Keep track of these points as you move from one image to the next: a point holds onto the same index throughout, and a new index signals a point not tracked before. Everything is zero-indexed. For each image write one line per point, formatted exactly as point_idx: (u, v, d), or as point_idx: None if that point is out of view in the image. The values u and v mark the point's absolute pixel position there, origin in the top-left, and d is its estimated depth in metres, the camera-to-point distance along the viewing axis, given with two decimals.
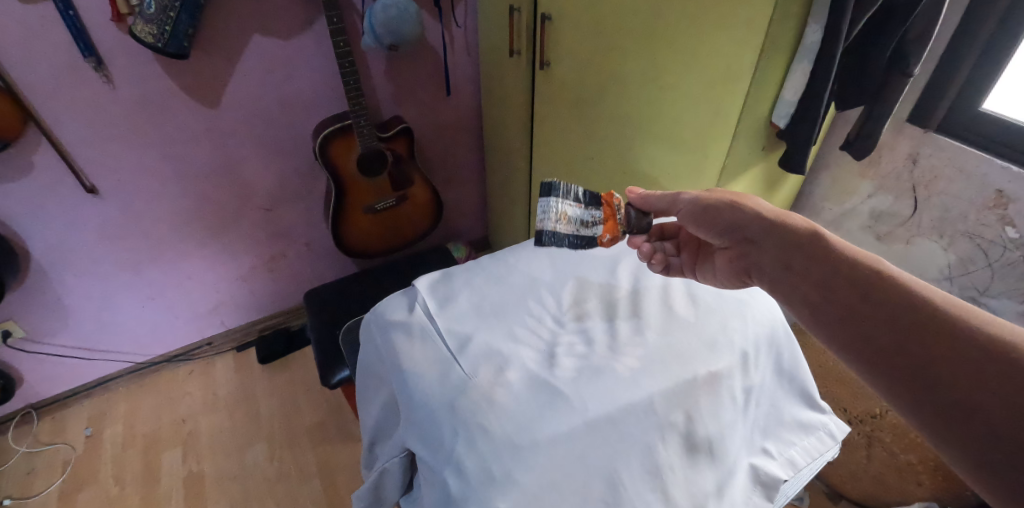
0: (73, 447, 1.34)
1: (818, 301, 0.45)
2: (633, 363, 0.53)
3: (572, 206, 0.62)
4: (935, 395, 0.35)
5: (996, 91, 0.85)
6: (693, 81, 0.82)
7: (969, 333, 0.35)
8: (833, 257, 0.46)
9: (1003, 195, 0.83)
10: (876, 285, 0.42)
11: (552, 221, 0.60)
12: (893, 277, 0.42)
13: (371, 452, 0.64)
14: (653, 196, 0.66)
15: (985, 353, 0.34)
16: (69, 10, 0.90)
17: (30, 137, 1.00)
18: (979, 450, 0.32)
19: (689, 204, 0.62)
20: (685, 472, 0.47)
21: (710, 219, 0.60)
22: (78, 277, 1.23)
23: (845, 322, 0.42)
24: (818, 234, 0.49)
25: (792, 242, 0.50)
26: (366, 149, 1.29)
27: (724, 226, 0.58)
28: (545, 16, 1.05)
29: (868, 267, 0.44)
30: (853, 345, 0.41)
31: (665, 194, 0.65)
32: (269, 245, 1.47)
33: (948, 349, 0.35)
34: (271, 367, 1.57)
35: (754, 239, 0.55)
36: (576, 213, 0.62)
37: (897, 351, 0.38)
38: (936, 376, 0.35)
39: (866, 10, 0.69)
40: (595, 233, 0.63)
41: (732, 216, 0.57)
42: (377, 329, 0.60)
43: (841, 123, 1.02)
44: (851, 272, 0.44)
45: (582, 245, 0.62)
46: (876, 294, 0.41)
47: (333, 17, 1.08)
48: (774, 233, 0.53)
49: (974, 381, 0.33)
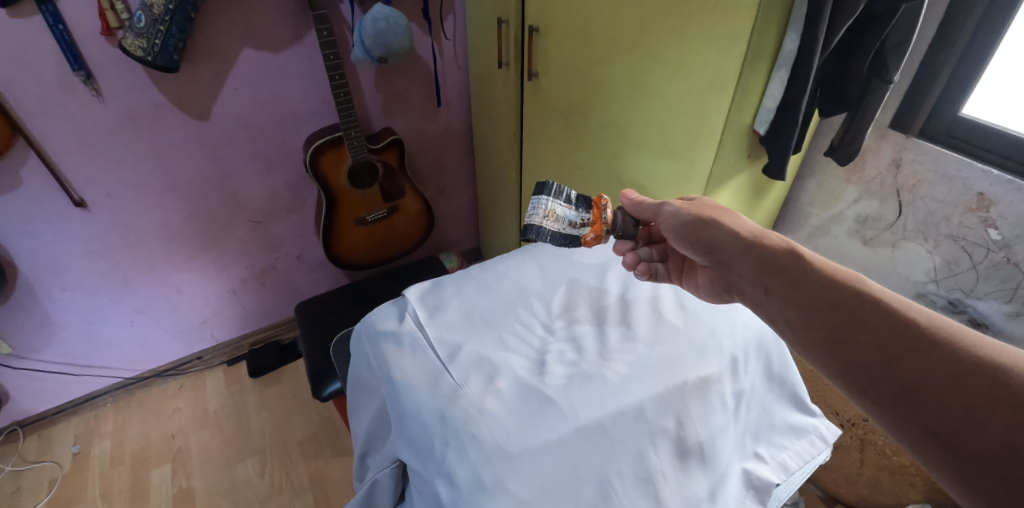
0: (60, 465, 1.32)
1: (803, 319, 0.46)
2: (622, 368, 0.53)
3: (562, 206, 0.65)
4: (924, 420, 0.35)
5: (973, 98, 0.87)
6: (679, 89, 0.83)
7: (957, 354, 0.36)
8: (814, 279, 0.47)
9: (985, 197, 0.85)
10: (855, 306, 0.43)
11: (540, 217, 0.63)
12: (873, 294, 0.43)
13: (362, 465, 0.63)
14: (642, 203, 0.67)
15: (977, 372, 0.34)
16: (59, 25, 0.91)
17: (19, 152, 1.00)
18: (973, 471, 0.32)
19: (671, 218, 0.63)
20: (677, 477, 0.47)
21: (691, 235, 0.60)
22: (66, 291, 1.22)
23: (829, 338, 0.43)
24: (797, 254, 0.50)
25: (769, 261, 0.51)
26: (356, 161, 1.30)
27: (703, 244, 0.59)
28: (533, 28, 1.07)
29: (850, 285, 0.44)
30: (839, 360, 0.42)
31: (651, 205, 0.66)
32: (260, 257, 1.46)
33: (932, 370, 0.36)
34: (263, 380, 1.55)
35: (729, 262, 0.56)
36: (566, 213, 0.65)
37: (879, 369, 0.39)
38: (924, 400, 0.36)
39: (841, 22, 0.70)
40: (580, 233, 0.65)
41: (710, 234, 0.58)
42: (366, 339, 0.60)
43: (825, 129, 1.04)
44: (835, 291, 0.45)
45: (565, 243, 0.64)
46: (858, 314, 0.42)
47: (323, 30, 1.09)
48: (751, 255, 0.53)
49: (962, 404, 0.34)
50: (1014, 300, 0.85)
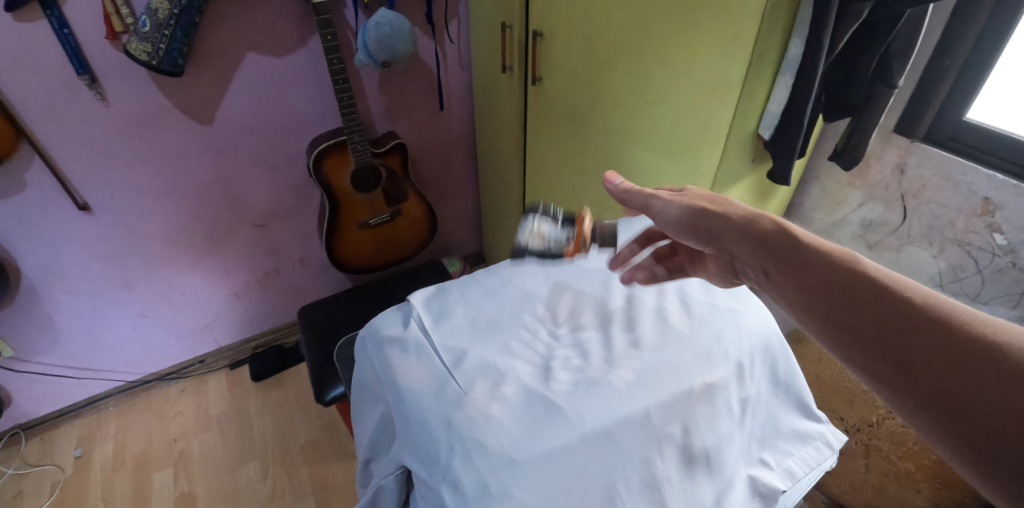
0: (61, 469, 1.32)
1: (801, 305, 0.43)
2: (628, 375, 0.53)
3: (548, 226, 0.70)
4: (940, 409, 0.32)
5: (978, 103, 0.87)
6: (684, 93, 0.83)
7: (972, 338, 0.33)
8: (810, 262, 0.44)
9: (990, 202, 0.85)
10: (852, 286, 0.40)
11: (526, 237, 0.70)
12: (871, 275, 0.40)
13: (366, 469, 0.62)
14: (632, 192, 0.63)
15: (978, 354, 0.32)
16: (64, 29, 0.91)
17: (23, 155, 1.00)
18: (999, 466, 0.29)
19: (665, 205, 0.59)
20: (684, 485, 0.47)
21: (690, 223, 0.57)
22: (69, 294, 1.22)
23: (829, 324, 0.40)
24: (799, 237, 0.47)
25: (763, 245, 0.49)
26: (359, 165, 1.30)
27: (700, 232, 0.56)
28: (537, 33, 1.07)
29: (845, 265, 0.42)
30: (840, 344, 0.39)
31: (641, 193, 0.62)
32: (263, 260, 1.46)
33: (932, 352, 0.33)
34: (265, 384, 1.55)
35: (729, 248, 0.53)
36: (552, 231, 0.70)
37: (877, 353, 0.36)
38: (941, 389, 0.32)
39: (846, 27, 0.70)
40: (565, 248, 0.70)
41: (708, 221, 0.55)
42: (372, 345, 0.59)
43: (830, 134, 1.04)
44: (831, 273, 0.42)
45: (548, 259, 0.69)
46: (855, 296, 0.39)
47: (327, 35, 1.09)
48: (750, 240, 0.50)
49: (982, 394, 0.30)
50: (1019, 305, 0.85)
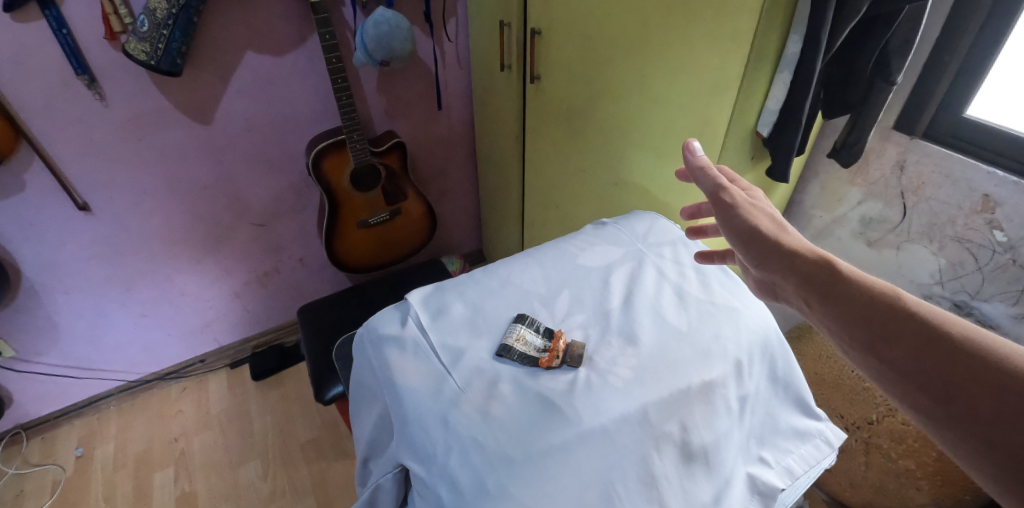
0: (63, 468, 1.32)
1: (836, 329, 0.43)
2: (626, 373, 0.53)
3: (531, 334, 0.57)
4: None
5: (978, 99, 0.86)
6: (683, 90, 0.83)
7: None
8: (846, 291, 0.43)
9: (990, 199, 0.84)
10: (893, 322, 0.40)
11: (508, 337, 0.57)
12: (908, 307, 0.40)
13: (365, 468, 0.62)
14: (705, 173, 0.56)
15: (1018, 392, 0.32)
16: (63, 29, 0.91)
17: (23, 155, 1.00)
18: None
19: (726, 212, 0.53)
20: (680, 482, 0.47)
21: (747, 238, 0.52)
22: (69, 294, 1.22)
23: (865, 351, 0.40)
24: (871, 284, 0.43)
25: (793, 267, 0.47)
26: (358, 163, 1.29)
27: (755, 252, 0.51)
28: (533, 31, 1.07)
29: (882, 297, 0.41)
30: (876, 372, 0.39)
31: (709, 179, 0.55)
32: (262, 260, 1.46)
33: (969, 387, 0.34)
34: (265, 383, 1.55)
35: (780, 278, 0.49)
36: (534, 342, 0.57)
37: (911, 382, 0.37)
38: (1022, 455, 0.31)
39: (845, 22, 0.70)
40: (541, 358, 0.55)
41: (765, 245, 0.50)
42: (369, 343, 0.59)
43: (829, 131, 1.03)
44: (869, 304, 0.41)
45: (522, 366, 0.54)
46: (895, 329, 0.39)
47: (326, 34, 1.09)
48: (810, 273, 0.46)
49: None
50: (1020, 302, 0.85)
